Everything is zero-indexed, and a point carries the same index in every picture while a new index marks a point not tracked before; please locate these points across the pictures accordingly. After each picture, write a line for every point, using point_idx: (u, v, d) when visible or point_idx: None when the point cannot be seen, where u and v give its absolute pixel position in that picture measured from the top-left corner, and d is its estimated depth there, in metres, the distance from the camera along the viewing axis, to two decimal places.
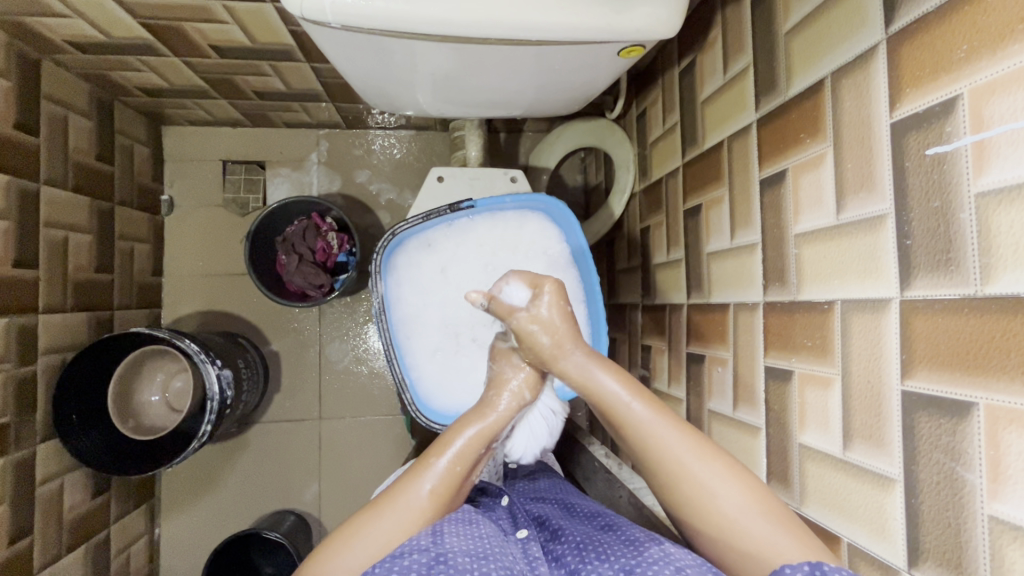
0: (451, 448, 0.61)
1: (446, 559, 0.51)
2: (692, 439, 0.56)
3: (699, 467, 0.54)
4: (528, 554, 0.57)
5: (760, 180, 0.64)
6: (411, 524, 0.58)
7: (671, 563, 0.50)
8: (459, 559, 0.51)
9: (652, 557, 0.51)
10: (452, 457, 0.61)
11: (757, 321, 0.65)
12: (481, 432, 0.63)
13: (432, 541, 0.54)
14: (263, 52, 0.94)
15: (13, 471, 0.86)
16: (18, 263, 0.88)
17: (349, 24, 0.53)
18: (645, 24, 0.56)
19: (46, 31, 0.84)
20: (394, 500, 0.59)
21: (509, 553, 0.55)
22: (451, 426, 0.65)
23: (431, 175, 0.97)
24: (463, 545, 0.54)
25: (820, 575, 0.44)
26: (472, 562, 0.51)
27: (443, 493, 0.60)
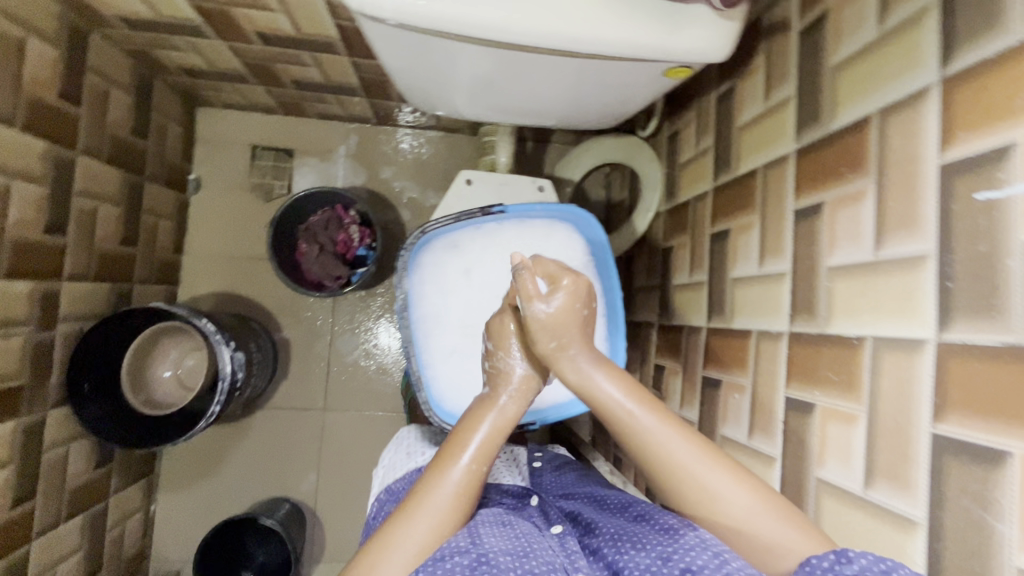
0: (474, 440, 0.60)
1: (488, 559, 0.51)
2: (699, 444, 0.56)
3: (714, 477, 0.55)
4: (566, 548, 0.58)
5: (794, 210, 0.64)
6: (446, 521, 0.55)
7: (709, 548, 0.50)
8: (500, 559, 0.52)
9: (688, 542, 0.51)
10: (475, 454, 0.59)
11: (780, 351, 0.65)
12: (497, 424, 0.62)
13: (470, 542, 0.54)
14: (306, 43, 0.95)
15: (22, 435, 0.86)
16: (48, 228, 0.89)
17: (406, 22, 0.53)
18: (698, 44, 0.56)
19: (99, 4, 0.86)
20: (423, 501, 0.56)
21: (545, 551, 0.56)
22: (463, 421, 0.62)
23: (459, 178, 0.99)
24: (502, 545, 0.54)
25: (845, 561, 0.42)
26: (512, 560, 0.52)
27: (470, 487, 0.58)
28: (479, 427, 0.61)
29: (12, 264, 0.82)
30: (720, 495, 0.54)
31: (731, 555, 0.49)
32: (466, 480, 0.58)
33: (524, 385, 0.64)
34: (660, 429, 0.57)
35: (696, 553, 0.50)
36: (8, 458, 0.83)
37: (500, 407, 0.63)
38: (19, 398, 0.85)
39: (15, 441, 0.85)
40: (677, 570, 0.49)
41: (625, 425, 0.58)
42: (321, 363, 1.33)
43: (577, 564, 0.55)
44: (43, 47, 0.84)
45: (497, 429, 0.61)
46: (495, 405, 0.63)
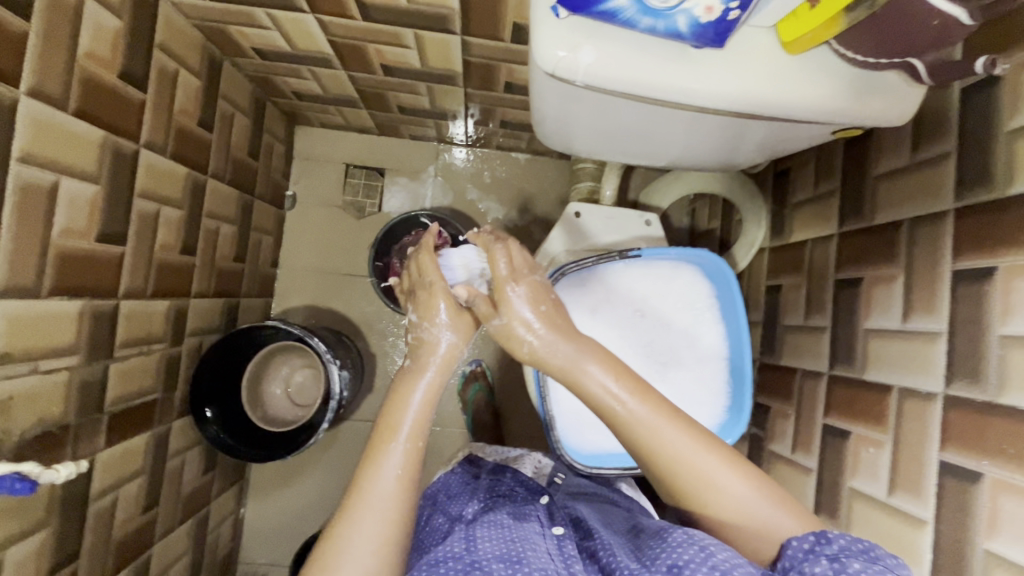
0: (404, 423, 0.65)
1: (480, 565, 0.56)
2: (705, 444, 0.62)
3: (699, 459, 0.61)
4: (563, 552, 0.61)
5: (954, 271, 0.64)
6: (395, 508, 0.60)
7: (696, 543, 0.54)
8: (492, 565, 0.57)
9: (677, 540, 0.56)
10: (405, 436, 0.64)
11: (932, 412, 0.64)
12: (425, 399, 0.67)
13: (465, 547, 0.59)
14: (428, 75, 0.98)
15: (154, 444, 0.90)
16: (184, 249, 0.93)
17: (594, 84, 0.56)
18: (875, 112, 0.59)
19: (242, 38, 0.90)
20: (368, 491, 0.61)
21: (540, 551, 0.60)
22: (388, 407, 0.67)
23: (568, 210, 1.00)
24: (494, 551, 0.59)
25: (826, 540, 0.53)
26: (505, 566, 0.57)
27: (407, 469, 0.63)
28: (408, 406, 0.67)
29: (157, 284, 0.87)
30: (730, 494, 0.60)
31: (716, 548, 0.53)
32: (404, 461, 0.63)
33: (448, 357, 0.71)
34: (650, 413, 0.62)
35: (683, 549, 0.54)
36: (143, 467, 0.88)
37: (431, 381, 0.69)
38: (154, 410, 0.89)
39: (149, 450, 0.89)
40: (666, 567, 0.53)
41: (615, 414, 0.63)
42: None
43: (573, 570, 0.58)
44: (190, 78, 0.89)
45: (425, 403, 0.67)
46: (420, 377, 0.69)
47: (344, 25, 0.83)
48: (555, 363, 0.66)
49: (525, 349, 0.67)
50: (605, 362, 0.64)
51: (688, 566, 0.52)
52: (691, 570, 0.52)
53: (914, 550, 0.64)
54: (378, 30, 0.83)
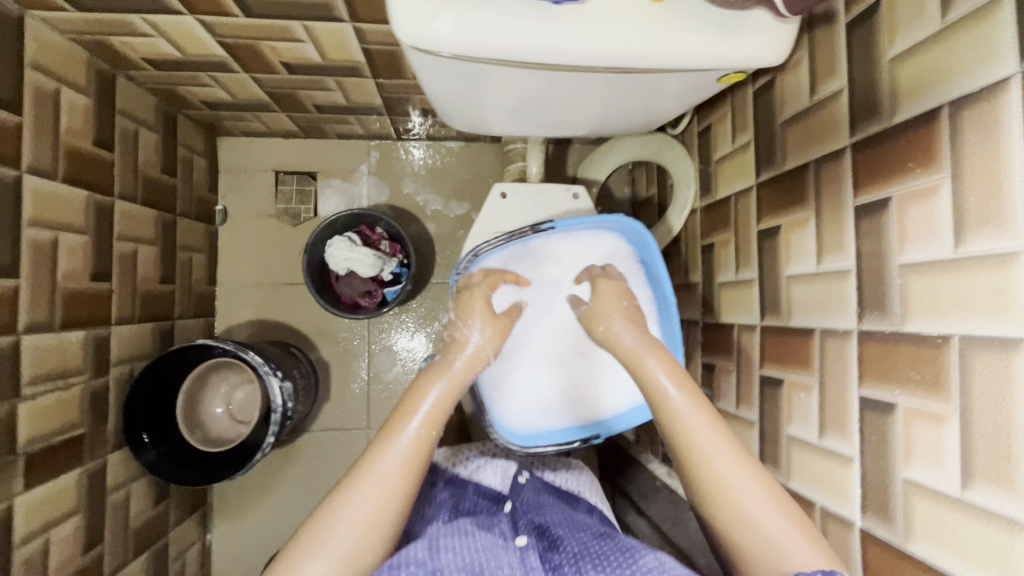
0: (417, 414, 0.63)
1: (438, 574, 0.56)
2: (744, 462, 0.60)
3: (722, 462, 0.59)
4: (526, 564, 0.60)
5: (855, 206, 0.63)
6: (391, 492, 0.60)
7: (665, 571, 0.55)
8: None
9: (647, 565, 0.56)
10: (421, 422, 0.63)
11: (850, 349, 0.64)
12: (446, 391, 0.66)
13: (429, 555, 0.58)
14: (331, 69, 0.94)
15: (87, 481, 0.87)
16: (95, 276, 0.89)
17: (461, 53, 0.53)
18: (755, 50, 0.57)
19: (127, 49, 0.86)
20: (373, 467, 0.60)
21: (501, 563, 0.59)
22: (412, 388, 0.67)
23: (493, 192, 0.98)
24: (457, 562, 0.58)
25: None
26: None
27: (414, 460, 0.61)
28: (434, 399, 0.65)
29: (65, 315, 0.83)
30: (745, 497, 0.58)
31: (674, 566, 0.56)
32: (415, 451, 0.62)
33: (478, 358, 0.71)
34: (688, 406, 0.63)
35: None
36: (77, 506, 0.85)
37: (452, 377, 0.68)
38: (82, 445, 0.86)
39: (82, 488, 0.86)
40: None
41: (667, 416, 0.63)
42: (361, 382, 1.33)
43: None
44: (75, 96, 0.84)
45: (442, 403, 0.66)
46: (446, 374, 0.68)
47: (226, 23, 0.79)
48: (625, 348, 0.70)
49: (623, 347, 0.70)
50: (673, 366, 0.66)
51: None
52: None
53: (846, 488, 0.64)
54: (263, 25, 0.80)
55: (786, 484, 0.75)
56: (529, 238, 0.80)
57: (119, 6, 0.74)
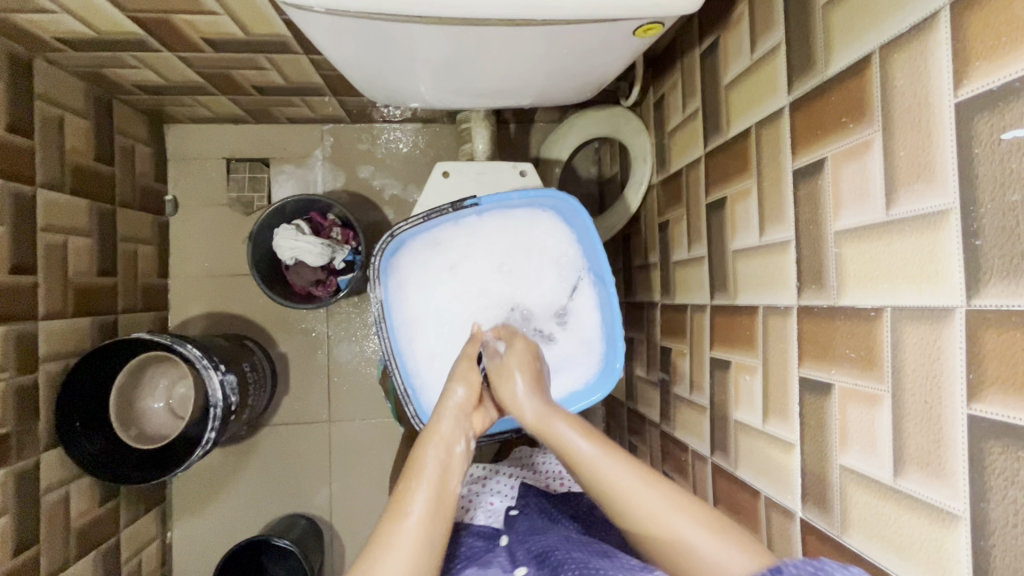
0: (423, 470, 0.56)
1: None
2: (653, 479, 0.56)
3: (640, 496, 0.55)
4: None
5: (793, 171, 0.58)
6: (417, 565, 0.51)
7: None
8: None
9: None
10: (428, 483, 0.56)
11: (790, 327, 0.58)
12: (445, 446, 0.59)
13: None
14: (257, 45, 0.89)
15: (14, 482, 0.84)
16: (15, 269, 0.86)
17: (335, 8, 0.48)
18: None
19: (35, 27, 0.81)
20: (389, 543, 0.51)
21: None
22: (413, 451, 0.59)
23: (435, 170, 0.90)
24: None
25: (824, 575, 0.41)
26: None
27: (433, 512, 0.54)
28: (439, 449, 0.59)
29: None
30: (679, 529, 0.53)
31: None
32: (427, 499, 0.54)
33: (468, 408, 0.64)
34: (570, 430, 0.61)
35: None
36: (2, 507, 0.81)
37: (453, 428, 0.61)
38: (7, 445, 0.83)
39: (9, 489, 0.83)
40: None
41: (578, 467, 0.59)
42: (320, 375, 1.29)
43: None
44: None
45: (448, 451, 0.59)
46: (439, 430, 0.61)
47: None
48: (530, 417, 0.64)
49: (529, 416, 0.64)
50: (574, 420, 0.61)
51: None
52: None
53: (787, 477, 0.59)
54: None
55: (734, 473, 0.70)
56: (457, 214, 0.78)
57: None
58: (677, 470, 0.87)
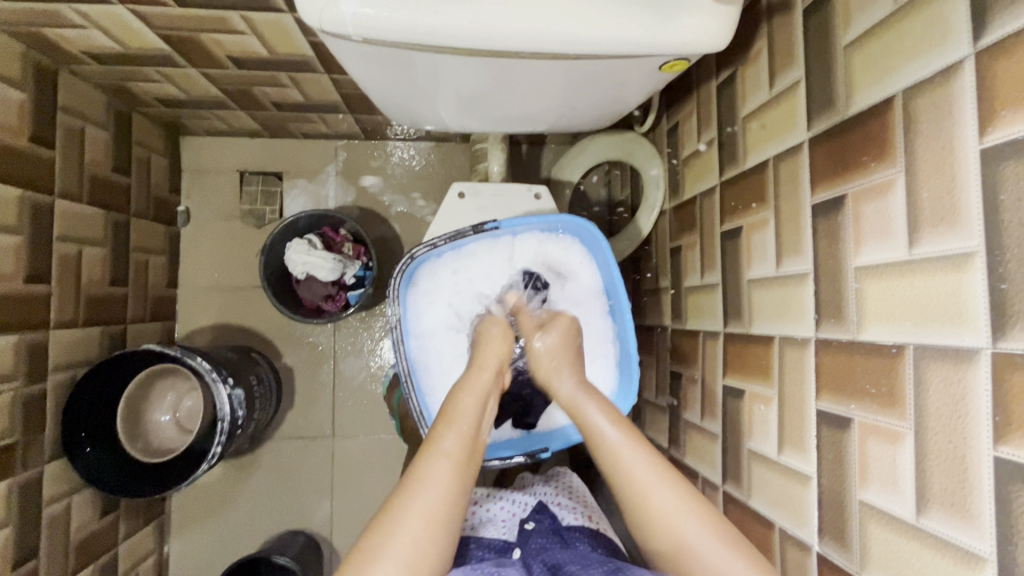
0: (457, 414, 0.63)
1: None
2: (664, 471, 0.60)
3: (658, 497, 0.58)
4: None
5: (813, 205, 0.58)
6: (445, 501, 0.56)
7: None
8: None
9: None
10: (461, 428, 0.62)
11: (808, 359, 0.59)
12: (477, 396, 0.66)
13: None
14: (280, 64, 0.90)
15: (18, 492, 0.83)
16: (30, 278, 0.86)
17: (370, 37, 0.49)
18: (693, 36, 0.52)
19: (63, 41, 0.82)
20: (422, 476, 0.57)
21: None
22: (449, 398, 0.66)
23: (451, 190, 0.90)
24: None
25: None
26: None
27: (465, 458, 0.60)
28: (475, 400, 0.65)
29: None
30: (652, 490, 0.59)
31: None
32: (458, 447, 0.60)
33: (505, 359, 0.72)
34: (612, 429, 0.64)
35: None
36: (6, 519, 0.81)
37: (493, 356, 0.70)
38: (12, 455, 0.82)
39: (12, 500, 0.82)
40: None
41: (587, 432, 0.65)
42: (326, 389, 1.29)
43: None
44: (9, 91, 0.81)
45: (487, 388, 0.67)
46: (477, 381, 0.67)
47: (161, 15, 0.75)
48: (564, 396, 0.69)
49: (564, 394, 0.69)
50: (605, 407, 0.66)
51: None
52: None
53: (803, 509, 0.59)
54: (199, 16, 0.76)
55: (746, 503, 0.70)
56: (489, 234, 0.79)
57: None
58: None
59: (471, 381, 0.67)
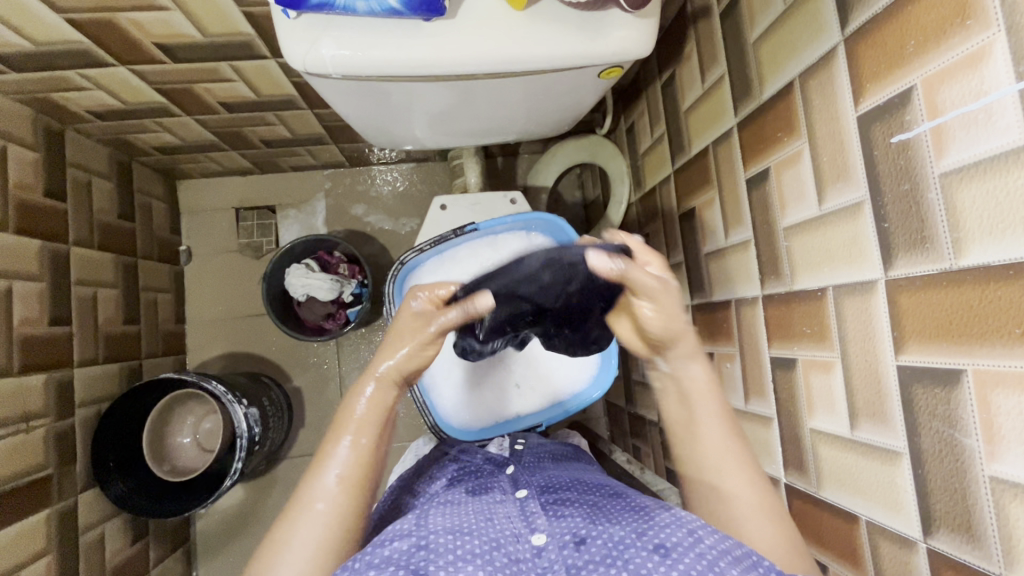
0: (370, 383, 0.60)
1: (427, 544, 0.48)
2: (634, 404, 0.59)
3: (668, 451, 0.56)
4: (525, 513, 0.54)
5: (747, 180, 0.67)
6: (333, 520, 0.54)
7: (685, 525, 0.48)
8: (440, 541, 0.48)
9: (662, 520, 0.49)
10: (353, 436, 0.58)
11: (758, 314, 0.67)
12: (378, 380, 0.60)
13: (415, 524, 0.52)
14: (267, 104, 0.99)
15: (56, 520, 0.89)
16: (53, 320, 0.93)
17: (348, 73, 0.58)
18: (621, 46, 0.61)
19: (69, 103, 0.91)
20: (305, 498, 0.55)
21: (499, 521, 0.52)
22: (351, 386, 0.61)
23: (434, 204, 0.97)
24: (446, 524, 0.51)
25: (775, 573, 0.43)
26: (452, 539, 0.49)
27: (354, 478, 0.56)
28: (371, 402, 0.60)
29: (26, 360, 0.87)
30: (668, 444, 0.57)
31: (704, 532, 0.47)
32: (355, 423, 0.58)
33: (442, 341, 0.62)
34: (696, 372, 0.62)
35: (670, 531, 0.48)
36: (47, 546, 0.86)
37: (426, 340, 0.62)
38: (49, 486, 0.88)
39: (52, 527, 0.88)
40: (651, 545, 0.47)
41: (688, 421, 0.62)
42: (335, 405, 1.35)
43: (534, 526, 0.52)
44: (23, 152, 0.89)
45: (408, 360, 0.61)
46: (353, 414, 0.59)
47: (158, 70, 0.84)
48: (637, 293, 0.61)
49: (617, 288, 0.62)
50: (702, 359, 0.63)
51: (676, 548, 0.46)
52: (680, 553, 0.45)
53: (770, 448, 0.66)
54: (192, 69, 0.84)
55: None
56: (472, 237, 0.88)
57: (53, 63, 0.79)
58: None
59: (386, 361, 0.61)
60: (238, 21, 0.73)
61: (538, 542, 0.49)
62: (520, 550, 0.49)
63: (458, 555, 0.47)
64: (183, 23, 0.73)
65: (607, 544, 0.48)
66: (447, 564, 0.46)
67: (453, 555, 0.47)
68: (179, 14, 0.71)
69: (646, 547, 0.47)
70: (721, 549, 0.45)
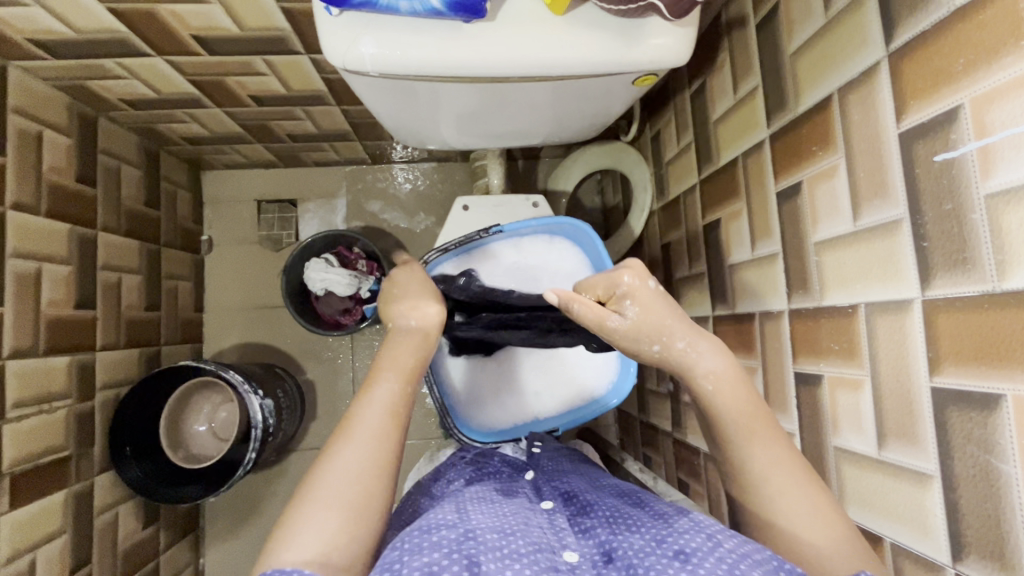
0: (384, 377, 0.59)
1: (474, 535, 0.48)
2: (782, 457, 0.53)
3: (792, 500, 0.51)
4: (554, 525, 0.54)
5: (777, 193, 0.66)
6: (370, 464, 0.53)
7: (703, 531, 0.48)
8: (487, 535, 0.49)
9: (681, 527, 0.49)
10: (391, 387, 0.58)
11: (783, 329, 0.66)
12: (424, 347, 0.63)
13: (459, 517, 0.52)
14: (297, 99, 1.00)
15: (73, 501, 0.90)
16: (78, 304, 0.94)
17: (386, 72, 0.58)
18: (658, 54, 0.60)
19: (104, 91, 0.92)
20: (343, 442, 0.54)
21: (534, 527, 0.52)
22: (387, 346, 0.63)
23: (456, 204, 0.97)
24: (490, 523, 0.51)
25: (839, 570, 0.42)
26: (500, 538, 0.49)
27: (392, 420, 0.56)
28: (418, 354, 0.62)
29: (51, 341, 0.88)
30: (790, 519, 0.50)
31: (723, 536, 0.47)
32: (393, 370, 0.60)
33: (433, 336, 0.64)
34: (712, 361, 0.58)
35: (689, 536, 0.48)
36: (63, 526, 0.87)
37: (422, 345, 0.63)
38: (68, 466, 0.90)
39: (69, 507, 0.89)
40: (671, 552, 0.46)
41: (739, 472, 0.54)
42: (347, 399, 1.36)
43: (566, 541, 0.51)
44: (58, 137, 0.91)
45: (417, 347, 0.62)
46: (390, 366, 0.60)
47: (192, 62, 0.85)
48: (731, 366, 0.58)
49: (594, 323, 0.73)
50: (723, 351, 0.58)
51: (696, 553, 0.45)
52: (701, 558, 0.44)
53: None
54: (226, 62, 0.85)
55: None
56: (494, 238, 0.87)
57: (92, 52, 0.81)
58: (690, 474, 0.90)
59: (394, 359, 0.61)
60: (275, 17, 0.74)
61: (571, 558, 0.48)
62: (556, 560, 0.47)
63: (504, 552, 0.46)
64: (220, 16, 0.74)
65: (631, 554, 0.47)
66: (494, 561, 0.45)
67: (499, 549, 0.47)
68: (217, 7, 0.72)
69: (666, 554, 0.46)
70: (741, 553, 0.45)
